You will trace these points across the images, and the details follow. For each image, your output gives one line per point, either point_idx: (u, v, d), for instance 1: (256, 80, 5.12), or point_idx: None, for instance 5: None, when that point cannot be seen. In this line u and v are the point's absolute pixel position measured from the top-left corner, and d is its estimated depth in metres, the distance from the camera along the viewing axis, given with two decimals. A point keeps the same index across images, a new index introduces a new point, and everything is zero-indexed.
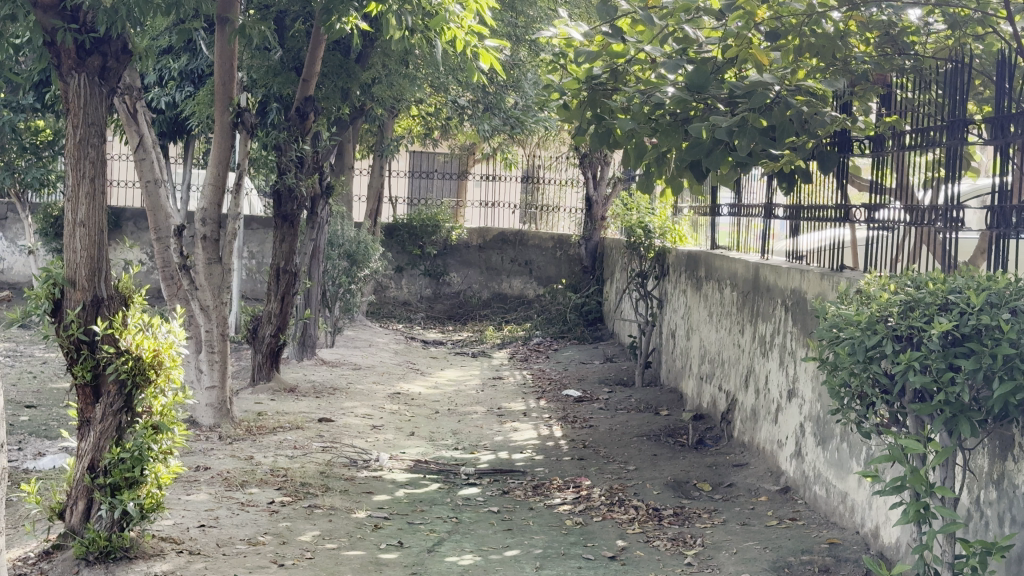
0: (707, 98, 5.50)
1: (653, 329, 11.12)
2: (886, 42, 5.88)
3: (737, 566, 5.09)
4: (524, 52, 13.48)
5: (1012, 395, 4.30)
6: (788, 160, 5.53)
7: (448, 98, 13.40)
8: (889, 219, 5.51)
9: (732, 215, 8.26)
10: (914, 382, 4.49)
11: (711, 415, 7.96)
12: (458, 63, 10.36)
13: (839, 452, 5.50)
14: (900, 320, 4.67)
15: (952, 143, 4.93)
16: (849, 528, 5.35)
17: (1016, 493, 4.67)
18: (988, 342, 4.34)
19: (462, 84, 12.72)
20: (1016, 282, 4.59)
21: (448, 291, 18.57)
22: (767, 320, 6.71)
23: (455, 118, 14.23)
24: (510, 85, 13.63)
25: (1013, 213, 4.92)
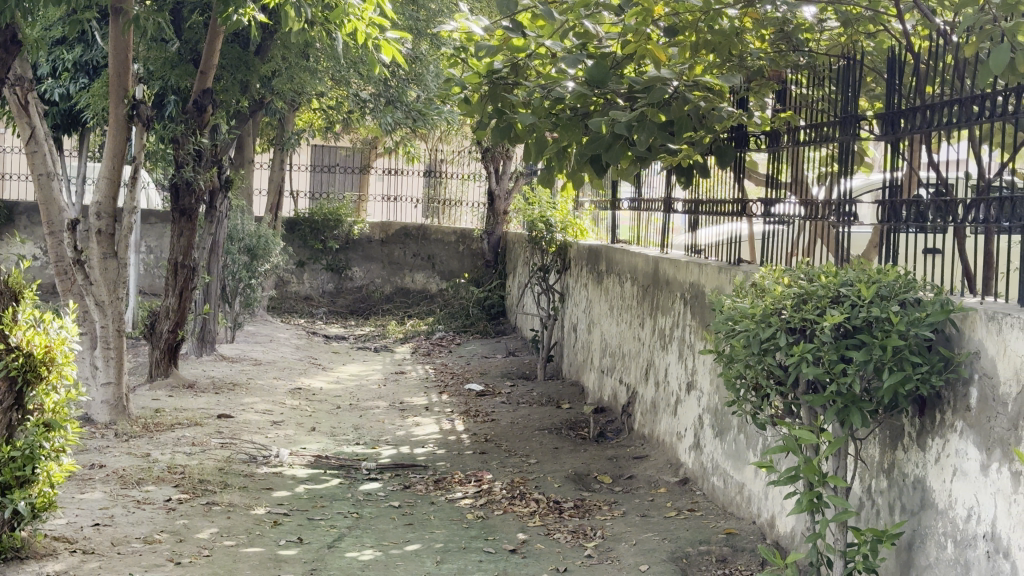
0: (607, 93, 5.56)
1: (555, 322, 11.19)
2: (781, 38, 5.80)
3: (636, 557, 5.15)
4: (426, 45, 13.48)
5: (901, 386, 4.47)
6: (686, 154, 5.58)
7: (350, 92, 13.34)
8: (786, 213, 5.60)
9: (632, 209, 8.32)
10: (807, 373, 4.61)
11: (612, 408, 8.03)
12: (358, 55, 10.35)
13: (735, 443, 5.57)
14: (793, 313, 4.77)
15: (845, 139, 5.05)
16: (745, 518, 5.44)
17: (906, 482, 4.87)
18: (878, 334, 4.53)
19: (364, 77, 12.64)
20: (904, 275, 4.78)
21: (350, 286, 18.39)
22: (665, 313, 6.79)
23: (357, 112, 14.18)
24: (412, 78, 13.56)
25: (902, 208, 5.19)
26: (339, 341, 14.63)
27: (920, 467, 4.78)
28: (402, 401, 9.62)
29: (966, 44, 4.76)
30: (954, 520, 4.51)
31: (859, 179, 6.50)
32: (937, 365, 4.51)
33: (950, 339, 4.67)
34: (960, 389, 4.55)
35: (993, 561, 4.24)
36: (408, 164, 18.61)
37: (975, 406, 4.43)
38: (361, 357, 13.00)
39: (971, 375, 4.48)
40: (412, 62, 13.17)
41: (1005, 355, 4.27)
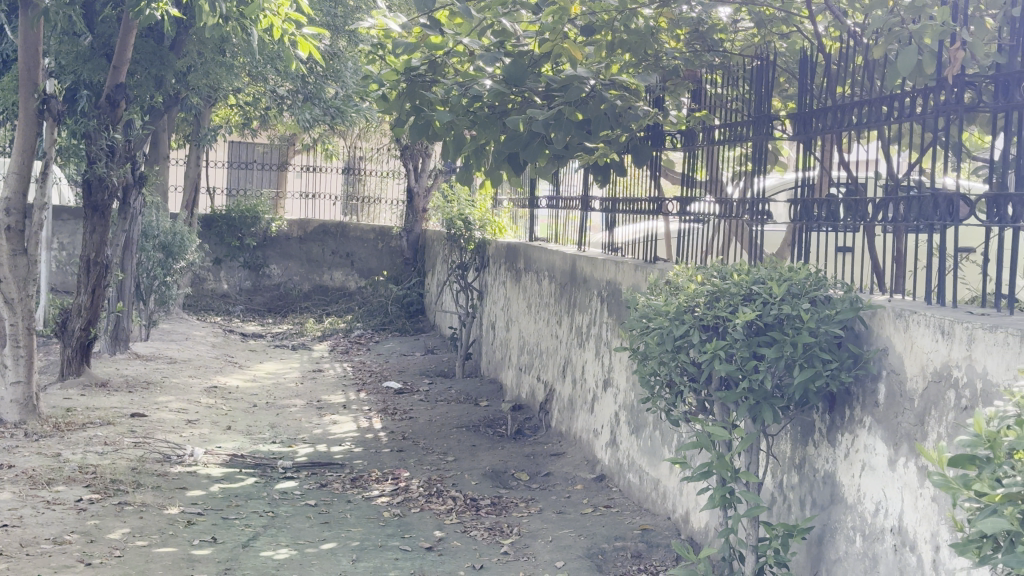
0: (526, 91, 5.59)
1: (474, 320, 11.19)
2: (695, 38, 5.92)
3: (551, 554, 5.18)
4: (344, 42, 13.45)
5: (811, 383, 4.55)
6: (603, 153, 5.62)
7: (267, 87, 13.24)
8: (701, 212, 5.66)
9: (550, 207, 8.35)
10: (720, 369, 4.66)
11: (529, 405, 8.05)
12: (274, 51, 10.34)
13: (651, 440, 5.62)
14: (706, 310, 4.81)
15: (759, 139, 5.13)
16: (660, 514, 5.49)
17: (817, 477, 4.96)
18: (789, 331, 4.59)
19: (281, 74, 12.55)
20: (814, 273, 4.87)
21: (268, 283, 18.11)
22: (583, 311, 6.82)
23: (274, 108, 14.08)
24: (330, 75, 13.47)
25: (815, 207, 5.31)
26: (256, 340, 14.47)
27: (830, 462, 4.88)
28: (319, 399, 9.56)
29: (876, 45, 4.85)
30: (862, 514, 4.61)
31: (772, 178, 6.62)
32: (846, 361, 4.60)
33: (859, 336, 4.78)
34: (868, 385, 4.66)
35: (900, 553, 4.33)
36: (328, 160, 18.52)
37: (883, 402, 4.55)
38: (279, 356, 12.89)
39: (879, 371, 4.61)
40: (330, 59, 13.13)
41: (912, 352, 4.41)
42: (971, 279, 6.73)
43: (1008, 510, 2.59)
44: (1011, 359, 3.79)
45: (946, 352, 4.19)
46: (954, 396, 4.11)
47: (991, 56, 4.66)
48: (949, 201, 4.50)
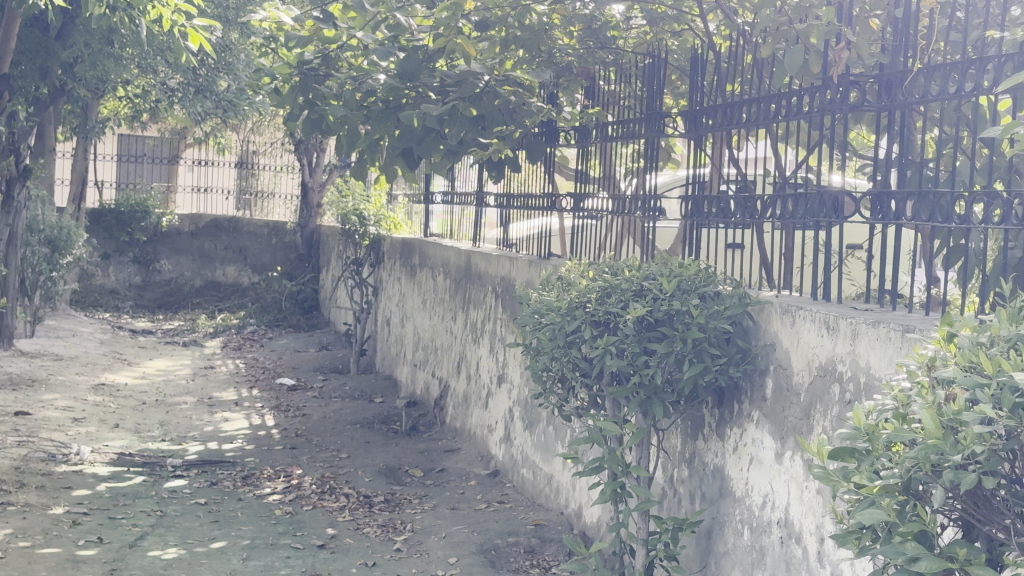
0: (420, 86, 5.55)
1: (368, 316, 11.13)
2: (588, 35, 5.93)
3: (444, 550, 5.18)
4: (236, 34, 13.23)
5: (701, 377, 4.62)
6: (497, 149, 5.64)
7: (157, 80, 13.04)
8: (595, 209, 5.71)
9: (446, 204, 8.35)
10: (611, 365, 4.69)
11: (424, 401, 8.02)
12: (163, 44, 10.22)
13: (544, 435, 5.64)
14: (597, 306, 4.84)
15: (650, 135, 5.23)
16: (553, 509, 5.52)
17: (706, 471, 5.02)
18: (679, 326, 4.65)
19: (171, 66, 12.38)
20: (703, 269, 4.94)
21: (158, 279, 17.68)
22: (477, 306, 6.82)
23: (164, 101, 13.86)
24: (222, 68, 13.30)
25: (706, 203, 5.38)
26: (146, 337, 14.17)
27: (719, 455, 4.94)
28: (210, 396, 9.42)
29: (763, 44, 4.93)
30: (750, 507, 4.67)
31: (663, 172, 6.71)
32: (735, 356, 4.68)
33: (748, 331, 4.83)
34: (756, 379, 4.74)
35: (786, 545, 4.40)
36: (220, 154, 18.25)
37: (771, 396, 4.63)
38: (169, 353, 12.67)
39: (767, 365, 4.68)
40: (222, 52, 13.00)
41: (798, 347, 4.49)
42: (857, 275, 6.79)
43: (885, 502, 2.65)
44: (892, 354, 3.88)
45: (831, 347, 4.27)
46: (838, 390, 4.19)
47: (875, 56, 4.77)
48: (835, 198, 4.62)
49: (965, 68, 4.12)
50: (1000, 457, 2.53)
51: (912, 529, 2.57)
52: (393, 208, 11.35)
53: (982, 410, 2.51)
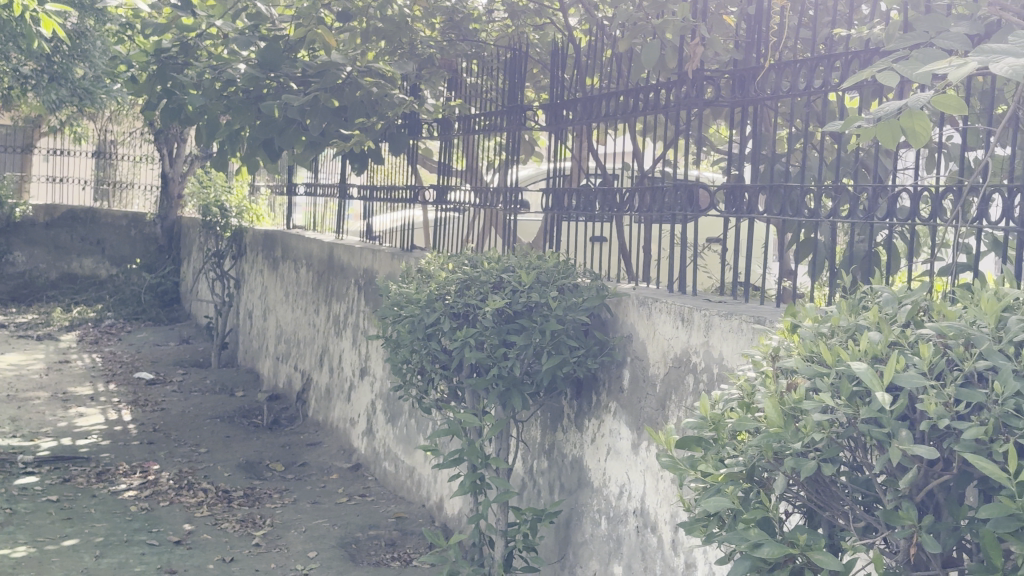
0: (280, 77, 5.53)
1: (230, 309, 11.00)
2: (449, 27, 5.95)
3: (304, 545, 5.14)
4: (92, 21, 12.97)
5: (559, 369, 4.66)
6: (359, 140, 5.68)
7: (9, 66, 12.68)
8: (459, 201, 5.72)
9: (308, 195, 8.31)
10: (471, 356, 4.70)
11: (286, 395, 7.96)
12: (15, 30, 9.98)
13: (406, 428, 5.64)
14: (456, 298, 4.84)
15: (513, 128, 5.27)
16: (415, 502, 5.54)
17: (564, 462, 5.07)
18: (537, 319, 4.68)
19: (24, 53, 12.06)
20: (561, 262, 4.99)
21: (11, 271, 16.78)
22: (340, 299, 6.79)
23: (17, 88, 13.50)
24: (78, 55, 13.01)
25: (566, 197, 5.43)
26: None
27: (578, 446, 4.99)
28: (65, 392, 9.19)
29: (621, 39, 4.99)
30: (607, 497, 4.72)
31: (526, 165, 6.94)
32: (592, 348, 4.74)
33: (605, 323, 4.92)
34: (613, 371, 4.80)
35: (641, 534, 4.46)
36: (80, 144, 17.76)
37: (628, 388, 4.69)
38: (22, 347, 12.32)
39: (624, 357, 4.75)
40: (76, 38, 12.72)
41: (654, 338, 4.56)
42: (712, 267, 6.92)
43: (730, 490, 2.67)
44: (743, 344, 3.95)
45: (685, 338, 4.33)
46: (692, 381, 4.26)
47: (730, 52, 4.87)
48: (689, 191, 4.70)
49: (814, 64, 4.23)
50: (839, 443, 2.57)
51: (755, 515, 2.58)
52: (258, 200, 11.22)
53: (821, 399, 2.56)
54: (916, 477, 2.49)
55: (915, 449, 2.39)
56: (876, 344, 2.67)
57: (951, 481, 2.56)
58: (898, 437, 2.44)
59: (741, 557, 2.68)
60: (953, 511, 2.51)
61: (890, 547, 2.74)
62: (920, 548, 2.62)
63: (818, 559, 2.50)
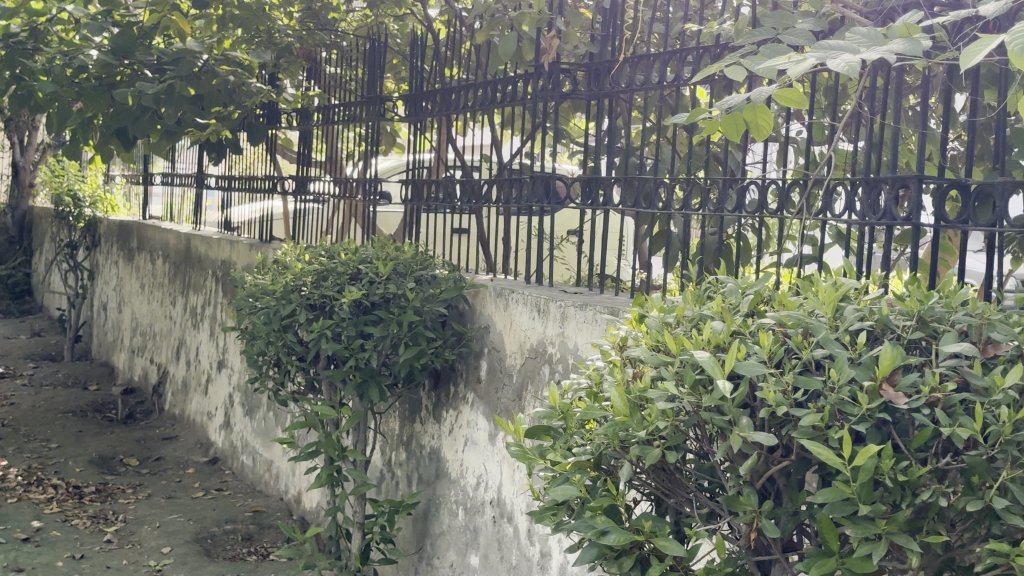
0: (135, 63, 5.58)
1: (84, 301, 10.78)
2: (308, 17, 5.90)
3: (158, 540, 5.05)
4: None
5: (416, 360, 4.67)
6: (215, 129, 5.76)
7: None
8: (320, 192, 5.68)
9: (166, 185, 8.17)
10: (327, 348, 4.65)
11: (142, 388, 7.83)
12: None
13: (264, 421, 5.60)
14: (313, 289, 4.79)
15: (372, 119, 5.25)
16: (273, 495, 5.51)
17: (423, 454, 5.07)
18: (394, 310, 4.68)
19: None
20: (417, 254, 5.00)
21: None
22: (197, 291, 6.68)
23: None
24: None
25: (425, 188, 5.44)
26: None
27: (436, 438, 4.99)
28: None
29: (480, 30, 5.00)
30: (464, 488, 4.73)
31: (383, 159, 7.00)
32: (450, 339, 4.76)
33: (463, 315, 4.96)
34: (470, 362, 4.82)
35: (498, 524, 4.47)
36: None
37: (485, 378, 4.71)
38: None
39: (481, 348, 4.78)
40: None
41: (510, 329, 4.58)
42: (568, 258, 7.01)
43: (577, 479, 2.65)
44: (596, 334, 4.00)
45: (541, 329, 4.36)
46: (548, 371, 4.29)
47: (587, 45, 4.90)
48: (546, 183, 4.75)
49: (667, 58, 4.27)
50: (682, 431, 2.57)
51: (602, 503, 2.56)
52: (112, 189, 10.98)
53: (665, 386, 2.56)
54: (756, 463, 2.50)
55: (755, 436, 2.37)
56: (718, 333, 2.69)
57: (792, 468, 2.59)
58: (739, 424, 2.43)
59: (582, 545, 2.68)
60: (792, 496, 2.54)
61: (733, 532, 2.75)
62: (759, 532, 2.63)
63: (664, 545, 2.49)
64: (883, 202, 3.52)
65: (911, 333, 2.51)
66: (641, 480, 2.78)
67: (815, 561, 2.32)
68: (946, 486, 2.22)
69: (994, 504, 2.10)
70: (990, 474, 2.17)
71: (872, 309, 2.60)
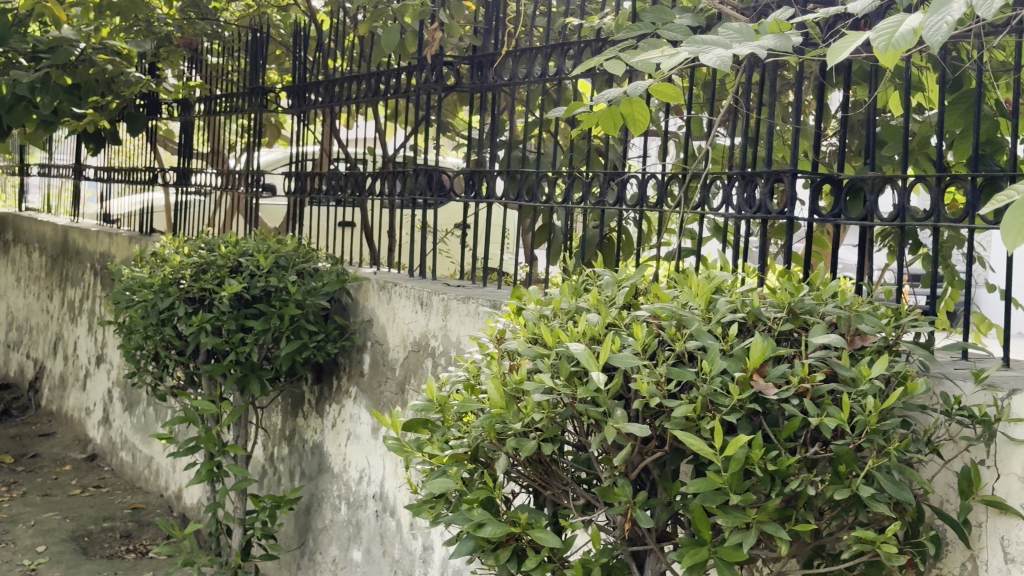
0: (10, 51, 5.59)
1: None
2: (190, 6, 5.80)
3: (32, 539, 4.94)
4: None
5: (299, 354, 4.65)
6: (93, 119, 5.79)
7: None
8: (203, 185, 5.60)
9: (43, 176, 8.00)
10: (208, 342, 4.58)
11: (18, 384, 7.65)
12: None
13: (145, 416, 5.55)
14: (192, 282, 4.69)
15: (254, 109, 5.19)
16: (152, 492, 5.44)
17: (305, 449, 5.03)
18: (275, 303, 4.63)
19: None
20: (299, 246, 4.96)
21: None
22: (75, 284, 6.55)
23: None
24: None
25: (309, 181, 5.41)
26: None
27: (318, 432, 4.95)
28: None
29: (363, 21, 4.96)
30: (346, 482, 4.70)
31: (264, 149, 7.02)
32: (333, 333, 4.74)
33: (345, 308, 4.96)
34: (353, 355, 4.80)
35: (380, 518, 4.45)
36: None
37: (368, 371, 4.68)
38: None
39: (364, 341, 4.76)
40: None
41: (393, 323, 4.57)
42: (452, 250, 7.02)
43: (453, 472, 2.60)
44: (477, 327, 4.00)
45: (424, 322, 4.34)
46: (430, 364, 4.28)
47: (470, 38, 4.89)
48: (429, 175, 4.72)
49: (547, 52, 4.27)
50: (558, 424, 2.57)
51: (479, 495, 2.53)
52: None
53: (542, 379, 2.53)
54: (631, 454, 2.49)
55: (628, 427, 2.36)
56: (594, 325, 2.69)
57: (666, 458, 2.61)
58: (613, 416, 2.42)
59: (456, 537, 2.66)
60: (666, 486, 2.57)
61: (609, 523, 2.75)
62: (634, 523, 2.62)
63: (540, 537, 2.47)
64: (759, 196, 3.54)
65: (782, 325, 2.54)
66: (519, 471, 2.75)
67: (687, 551, 2.33)
68: (815, 475, 2.33)
69: (860, 492, 2.25)
70: (856, 462, 2.30)
71: (744, 302, 2.63)
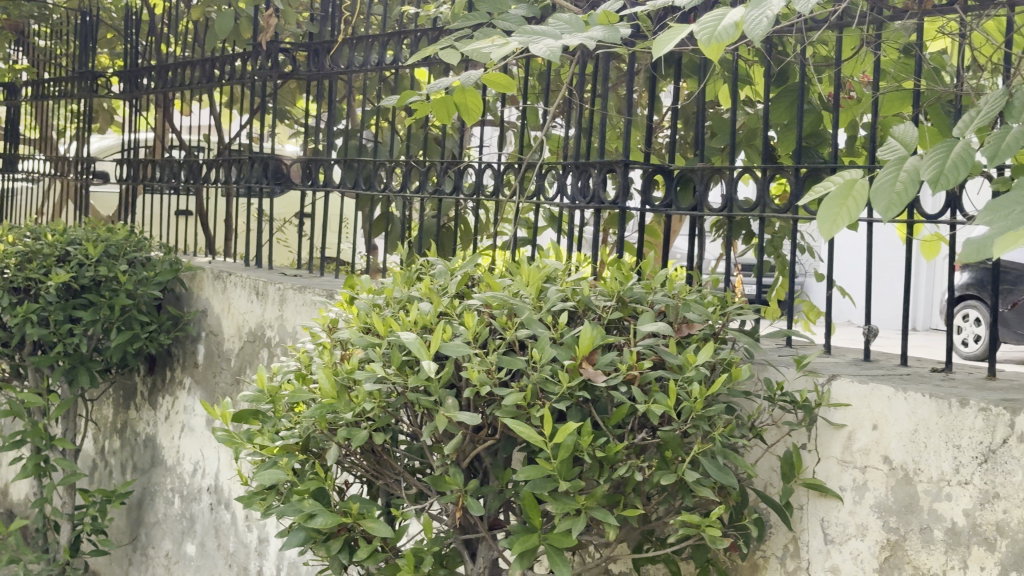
0: None
1: None
2: None
3: None
4: None
5: (130, 344, 4.55)
6: None
7: None
8: (32, 171, 5.43)
9: None
10: (33, 334, 4.36)
11: None
12: None
13: None
14: (15, 272, 4.44)
15: (83, 94, 5.04)
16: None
17: (137, 441, 4.93)
18: (105, 293, 4.50)
19: None
20: (129, 235, 4.84)
21: None
22: None
23: None
24: None
25: (142, 169, 5.30)
26: None
27: (151, 425, 4.86)
28: None
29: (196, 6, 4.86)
30: (180, 475, 4.61)
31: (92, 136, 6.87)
32: (165, 323, 4.67)
33: (180, 298, 4.92)
34: (187, 346, 4.75)
35: (215, 512, 4.38)
36: None
37: (203, 362, 4.62)
38: None
39: (198, 332, 4.71)
40: None
41: (228, 313, 4.51)
42: (288, 239, 6.96)
43: (284, 462, 2.54)
44: (313, 316, 3.96)
45: (260, 312, 4.29)
46: (266, 355, 4.22)
47: (305, 25, 4.83)
48: (265, 164, 4.66)
49: (383, 40, 4.25)
50: (390, 413, 2.52)
51: (310, 485, 2.47)
52: None
53: (373, 367, 2.48)
54: (462, 442, 2.48)
55: (459, 416, 2.33)
56: (425, 314, 2.67)
57: (497, 447, 2.61)
58: (444, 404, 2.40)
59: (286, 529, 2.59)
60: (497, 475, 2.57)
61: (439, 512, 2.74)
62: (465, 511, 2.61)
63: (371, 527, 2.44)
64: (591, 186, 3.56)
65: (611, 314, 2.57)
66: (351, 461, 2.71)
67: (517, 539, 2.32)
68: (643, 461, 2.34)
69: (686, 476, 2.28)
70: (682, 448, 2.33)
71: (573, 290, 2.64)
